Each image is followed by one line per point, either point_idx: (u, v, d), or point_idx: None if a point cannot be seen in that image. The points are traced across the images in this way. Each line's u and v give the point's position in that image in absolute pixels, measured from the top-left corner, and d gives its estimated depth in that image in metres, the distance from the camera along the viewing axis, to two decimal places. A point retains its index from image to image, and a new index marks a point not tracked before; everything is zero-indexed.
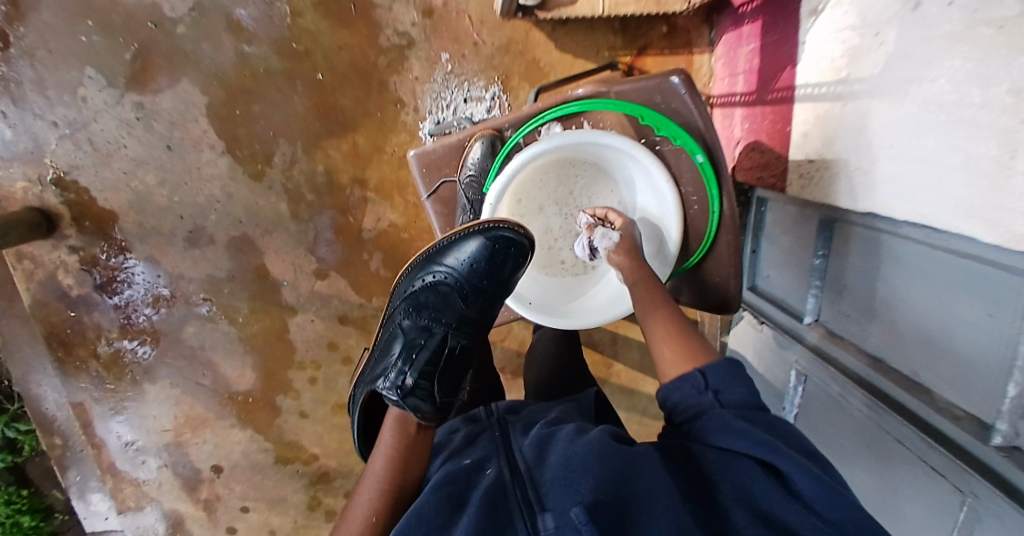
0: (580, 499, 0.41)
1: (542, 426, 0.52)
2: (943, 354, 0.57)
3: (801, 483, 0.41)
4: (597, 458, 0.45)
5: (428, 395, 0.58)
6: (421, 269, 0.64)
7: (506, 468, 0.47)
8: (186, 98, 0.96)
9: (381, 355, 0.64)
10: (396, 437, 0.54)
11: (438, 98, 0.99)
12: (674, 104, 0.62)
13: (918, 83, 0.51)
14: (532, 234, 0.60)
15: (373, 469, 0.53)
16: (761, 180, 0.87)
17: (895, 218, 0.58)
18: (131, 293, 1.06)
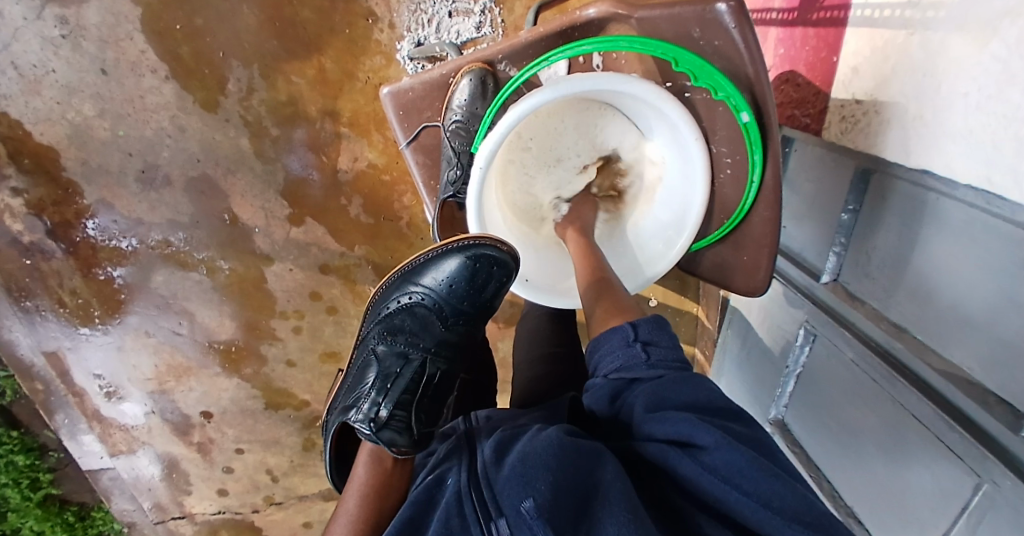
0: (534, 494, 0.35)
1: (508, 428, 0.46)
2: (983, 335, 0.51)
3: (714, 454, 0.37)
4: (557, 455, 0.38)
5: (404, 426, 0.51)
6: (398, 289, 0.61)
7: (465, 473, 0.41)
8: (115, 10, 0.80)
9: (354, 385, 0.58)
10: (371, 473, 0.47)
11: (417, 11, 0.83)
12: (717, 42, 0.49)
13: (1009, 20, 0.40)
14: (516, 252, 0.57)
15: (345, 507, 0.46)
16: (793, 118, 0.76)
17: (953, 179, 0.49)
18: (108, 223, 0.95)
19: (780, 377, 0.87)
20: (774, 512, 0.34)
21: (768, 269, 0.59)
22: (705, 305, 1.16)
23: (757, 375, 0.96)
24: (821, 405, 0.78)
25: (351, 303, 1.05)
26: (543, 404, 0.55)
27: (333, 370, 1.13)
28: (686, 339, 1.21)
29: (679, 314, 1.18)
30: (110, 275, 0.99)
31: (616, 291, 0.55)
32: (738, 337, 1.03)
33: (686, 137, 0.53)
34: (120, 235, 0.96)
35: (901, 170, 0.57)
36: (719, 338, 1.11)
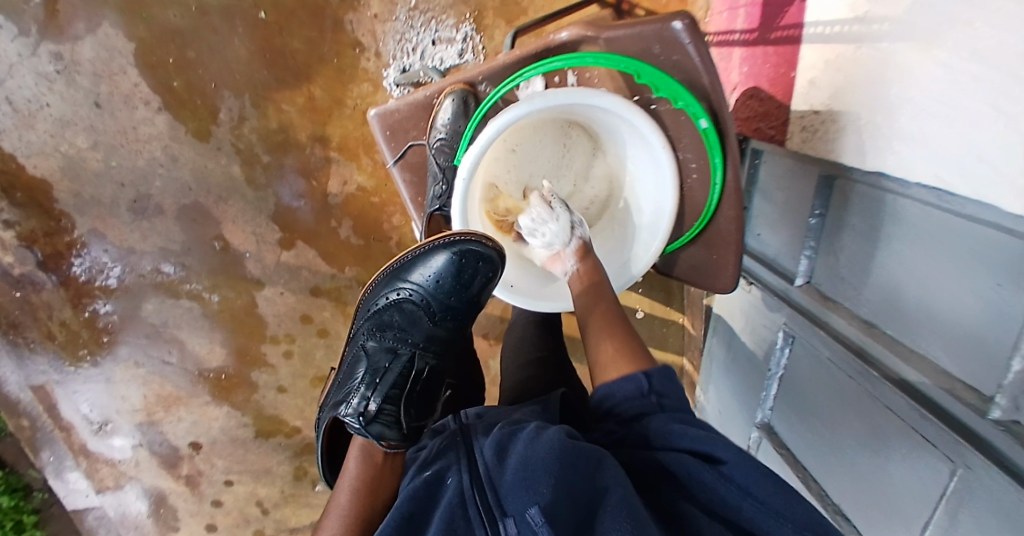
0: (538, 499, 0.36)
1: (504, 426, 0.46)
2: (947, 327, 0.54)
3: (736, 468, 0.41)
4: (559, 460, 0.39)
5: (394, 420, 0.53)
6: (386, 285, 0.61)
7: (467, 475, 0.42)
8: (109, 45, 0.83)
9: (344, 380, 0.60)
10: (362, 467, 0.49)
11: (402, 40, 0.86)
12: (676, 57, 0.53)
13: (952, 27, 0.44)
14: (501, 248, 0.57)
15: (337, 501, 0.48)
16: (759, 131, 0.80)
17: (907, 180, 0.52)
18: (96, 255, 0.96)
19: (764, 380, 0.89)
20: (787, 521, 0.38)
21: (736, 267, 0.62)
22: (691, 315, 1.18)
23: (742, 380, 0.98)
24: (803, 407, 0.80)
25: (342, 326, 1.05)
26: (534, 400, 0.57)
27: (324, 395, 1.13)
28: (675, 350, 1.23)
29: (666, 324, 1.21)
30: (98, 309, 1.00)
31: (620, 326, 0.56)
32: (723, 344, 1.04)
33: (655, 146, 0.56)
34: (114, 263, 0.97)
35: (856, 172, 0.60)
36: (705, 346, 1.13)
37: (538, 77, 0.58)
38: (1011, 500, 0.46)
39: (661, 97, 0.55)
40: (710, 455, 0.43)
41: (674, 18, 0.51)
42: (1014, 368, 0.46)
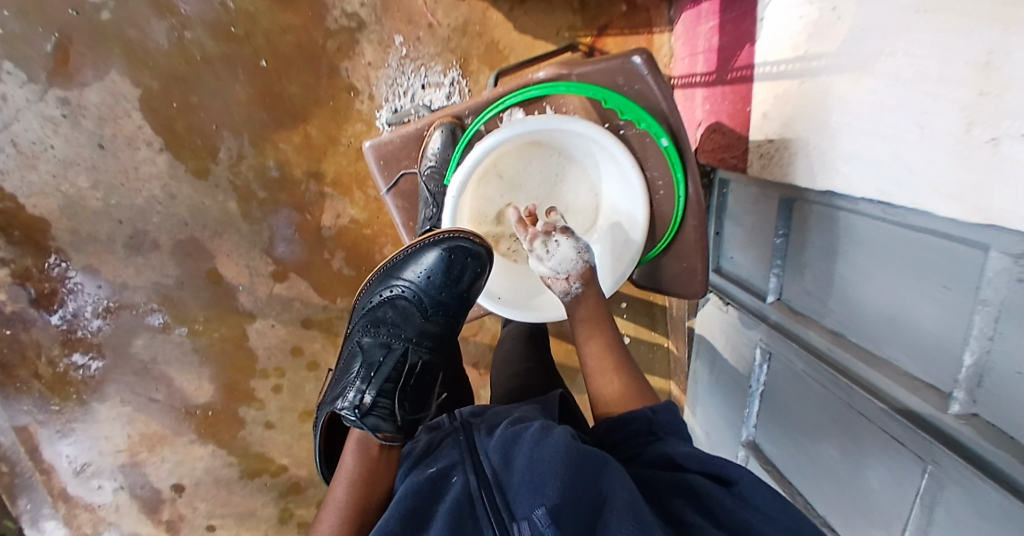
0: (544, 501, 0.38)
1: (508, 426, 0.47)
2: (903, 331, 0.59)
3: (747, 488, 0.46)
4: (564, 463, 0.40)
5: (389, 413, 0.55)
6: (380, 284, 0.64)
7: (473, 475, 0.43)
8: (115, 91, 0.88)
9: (341, 377, 0.61)
10: (358, 460, 0.51)
11: (394, 84, 0.92)
12: (637, 86, 0.59)
13: (879, 58, 0.52)
14: (489, 245, 0.61)
15: (334, 495, 0.49)
16: (724, 161, 0.87)
17: (852, 196, 0.59)
18: (78, 305, 0.98)
19: (747, 397, 0.92)
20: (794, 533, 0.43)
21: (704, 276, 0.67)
22: (674, 338, 1.22)
23: (726, 400, 1.01)
24: (782, 421, 0.82)
25: (332, 358, 1.06)
26: (532, 400, 0.59)
27: None
28: (661, 375, 1.26)
29: (652, 349, 1.24)
30: (69, 364, 1.01)
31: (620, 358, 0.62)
32: (706, 365, 1.08)
33: (626, 166, 0.61)
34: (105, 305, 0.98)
35: (811, 193, 0.67)
36: (690, 369, 1.16)
37: (518, 106, 0.63)
38: (980, 491, 0.49)
39: (626, 121, 0.61)
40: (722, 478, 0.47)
41: (634, 54, 0.59)
42: (966, 362, 0.51)
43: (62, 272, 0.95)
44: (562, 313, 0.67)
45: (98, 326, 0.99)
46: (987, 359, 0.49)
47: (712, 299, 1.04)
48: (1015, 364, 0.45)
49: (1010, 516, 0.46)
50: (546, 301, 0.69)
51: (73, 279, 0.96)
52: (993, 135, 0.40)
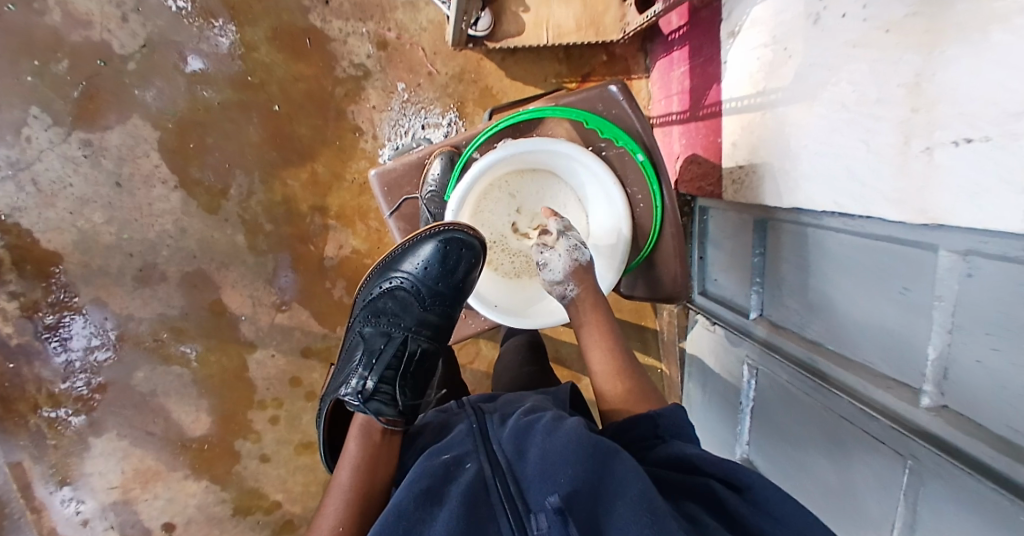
0: (557, 489, 0.39)
1: (520, 417, 0.49)
2: (869, 332, 0.64)
3: (761, 493, 0.46)
4: (576, 450, 0.41)
5: (391, 400, 0.60)
6: (379, 276, 0.68)
7: (487, 461, 0.44)
8: (136, 133, 0.95)
9: (346, 364, 0.67)
10: (361, 446, 0.55)
11: (396, 125, 1.00)
12: (615, 111, 0.68)
13: (824, 89, 0.61)
14: (483, 238, 0.64)
15: (339, 481, 0.54)
16: (702, 189, 0.94)
17: (817, 211, 0.66)
18: (70, 357, 1.01)
19: (739, 414, 0.94)
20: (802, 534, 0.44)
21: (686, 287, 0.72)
22: (668, 364, 1.24)
23: (717, 418, 1.03)
24: (773, 435, 0.84)
25: None
26: (542, 390, 0.61)
27: (309, 463, 1.11)
28: None
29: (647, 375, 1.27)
30: (51, 418, 1.02)
31: (627, 367, 0.65)
32: (698, 386, 1.11)
33: (610, 187, 0.67)
34: (98, 357, 1.02)
35: (779, 211, 0.74)
36: (684, 391, 1.18)
37: (510, 131, 0.69)
38: (960, 481, 0.52)
39: (606, 140, 0.68)
40: (736, 483, 0.48)
41: (610, 83, 0.67)
42: (930, 355, 0.55)
43: (61, 321, 0.99)
44: (563, 315, 0.70)
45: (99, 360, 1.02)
46: (949, 352, 0.53)
47: (700, 321, 1.08)
48: (973, 352, 0.50)
49: (988, 501, 0.48)
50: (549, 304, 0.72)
51: (70, 329, 1.00)
52: (926, 145, 0.49)
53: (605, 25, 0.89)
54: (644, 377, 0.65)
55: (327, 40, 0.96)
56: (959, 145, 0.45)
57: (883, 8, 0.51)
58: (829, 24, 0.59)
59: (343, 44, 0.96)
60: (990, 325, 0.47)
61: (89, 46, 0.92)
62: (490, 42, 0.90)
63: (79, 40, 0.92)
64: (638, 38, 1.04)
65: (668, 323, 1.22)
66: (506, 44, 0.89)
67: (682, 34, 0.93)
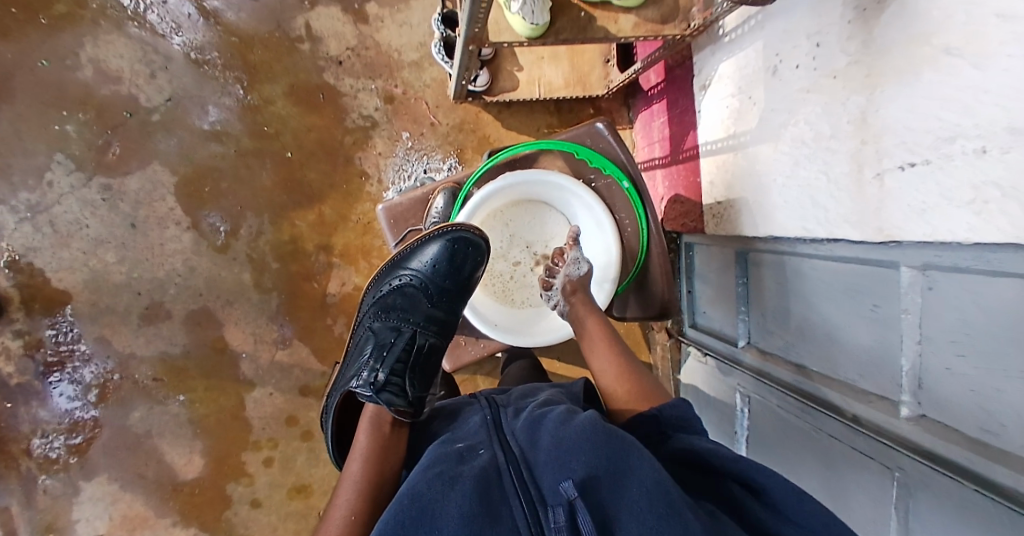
0: (571, 474, 0.41)
1: (532, 412, 0.52)
2: (848, 349, 0.68)
3: (777, 494, 0.45)
4: (589, 439, 0.44)
5: (400, 391, 0.62)
6: (389, 275, 0.73)
7: (501, 451, 0.46)
8: (154, 178, 1.01)
9: (355, 361, 0.69)
10: (372, 437, 0.57)
11: (400, 170, 1.07)
12: (602, 144, 0.74)
13: (786, 129, 0.69)
14: (486, 238, 0.71)
15: (350, 472, 0.54)
16: (686, 226, 1.02)
17: (789, 238, 0.73)
18: (52, 412, 1.02)
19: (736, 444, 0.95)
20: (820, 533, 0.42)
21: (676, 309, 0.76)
22: None
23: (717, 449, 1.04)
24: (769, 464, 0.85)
25: None
26: (550, 386, 0.63)
27: (301, 509, 1.09)
28: None
29: None
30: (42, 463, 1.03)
31: (630, 365, 0.66)
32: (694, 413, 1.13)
33: (600, 215, 0.72)
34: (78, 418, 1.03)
35: (758, 240, 0.81)
36: None
37: (506, 164, 0.76)
38: (945, 488, 0.53)
39: (595, 169, 0.75)
40: (756, 485, 0.46)
41: (597, 121, 0.74)
42: (905, 366, 0.58)
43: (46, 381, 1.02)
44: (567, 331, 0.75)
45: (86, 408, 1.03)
46: (921, 361, 0.56)
47: (692, 353, 1.11)
48: (943, 360, 0.53)
49: (971, 503, 0.49)
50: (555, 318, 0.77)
51: (53, 390, 1.02)
52: (877, 173, 0.55)
53: (591, 82, 0.99)
54: (650, 381, 0.64)
55: (339, 96, 1.05)
56: (905, 169, 0.52)
57: (829, 60, 0.60)
58: (785, 74, 0.68)
59: (353, 99, 1.05)
60: (953, 333, 0.51)
61: (117, 99, 1.00)
62: (488, 96, 0.99)
63: (108, 94, 1.00)
64: (621, 94, 1.14)
65: (662, 359, 1.24)
66: (502, 97, 0.98)
67: (659, 89, 1.03)
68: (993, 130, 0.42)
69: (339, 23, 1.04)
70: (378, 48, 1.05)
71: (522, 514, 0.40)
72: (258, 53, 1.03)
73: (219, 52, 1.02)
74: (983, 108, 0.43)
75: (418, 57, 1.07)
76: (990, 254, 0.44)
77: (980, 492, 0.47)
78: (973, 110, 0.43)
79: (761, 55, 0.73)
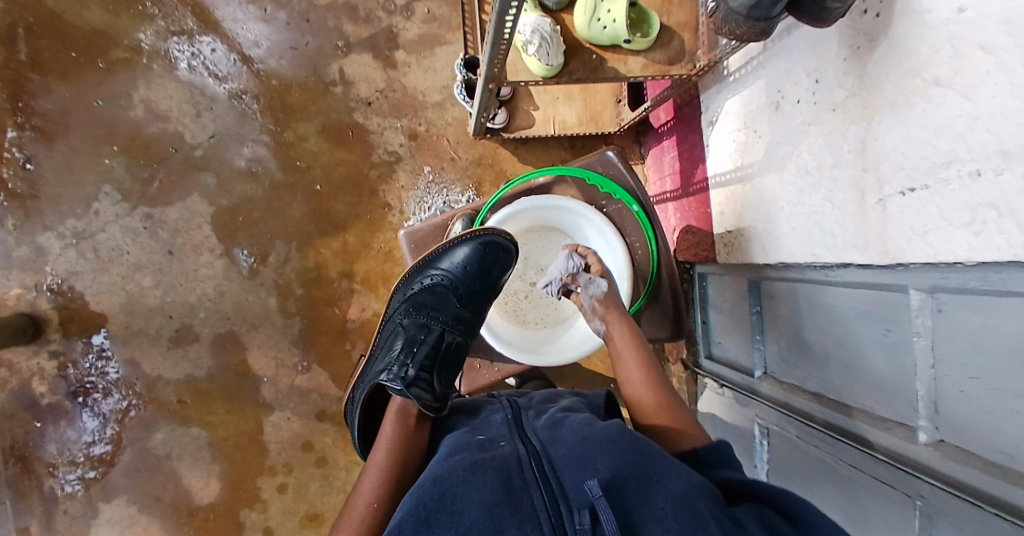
0: (596, 474, 0.43)
1: (555, 412, 0.56)
2: (863, 375, 0.67)
3: (812, 518, 0.43)
4: (614, 442, 0.46)
5: (428, 386, 0.64)
6: (420, 273, 0.76)
7: (524, 447, 0.49)
8: (193, 208, 1.08)
9: (385, 354, 0.72)
10: (397, 428, 0.60)
11: (421, 202, 1.13)
12: (612, 172, 0.79)
13: (790, 160, 0.72)
14: (515, 242, 0.75)
15: (374, 460, 0.57)
16: (698, 255, 1.04)
17: (799, 263, 0.75)
18: (77, 435, 1.06)
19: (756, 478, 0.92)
20: None
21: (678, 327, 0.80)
22: None
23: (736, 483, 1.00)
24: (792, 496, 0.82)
25: (341, 453, 1.09)
26: (569, 394, 0.66)
27: None
28: None
29: None
30: (64, 483, 1.06)
31: (671, 397, 0.65)
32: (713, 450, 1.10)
33: (611, 237, 0.76)
34: (103, 441, 1.06)
35: (768, 267, 0.82)
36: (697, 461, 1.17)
37: (520, 191, 0.80)
38: (966, 515, 0.50)
39: (605, 194, 0.79)
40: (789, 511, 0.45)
41: (607, 149, 0.79)
42: (920, 390, 0.57)
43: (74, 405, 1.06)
44: (584, 351, 0.76)
45: (108, 436, 1.06)
46: (936, 386, 0.55)
47: (709, 385, 1.11)
48: (957, 383, 0.52)
49: (995, 529, 0.46)
50: (569, 340, 0.80)
51: (80, 415, 1.06)
52: (879, 198, 0.58)
53: (604, 120, 1.05)
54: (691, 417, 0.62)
55: (367, 133, 1.12)
56: (905, 194, 0.53)
57: (828, 95, 0.64)
58: (787, 109, 0.72)
59: (380, 136, 1.12)
60: (964, 356, 0.50)
61: (164, 137, 1.08)
62: (506, 133, 1.05)
63: (157, 132, 1.08)
64: (633, 131, 1.19)
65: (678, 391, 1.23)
66: (519, 134, 1.04)
67: (669, 127, 1.08)
68: (985, 154, 0.44)
69: (370, 68, 1.12)
70: (404, 91, 1.13)
71: (542, 503, 0.41)
72: (295, 95, 1.11)
73: (260, 94, 1.10)
74: (975, 134, 0.45)
75: (441, 98, 1.14)
76: (992, 274, 0.45)
77: (1001, 517, 0.45)
78: (965, 137, 0.46)
79: (764, 92, 0.77)
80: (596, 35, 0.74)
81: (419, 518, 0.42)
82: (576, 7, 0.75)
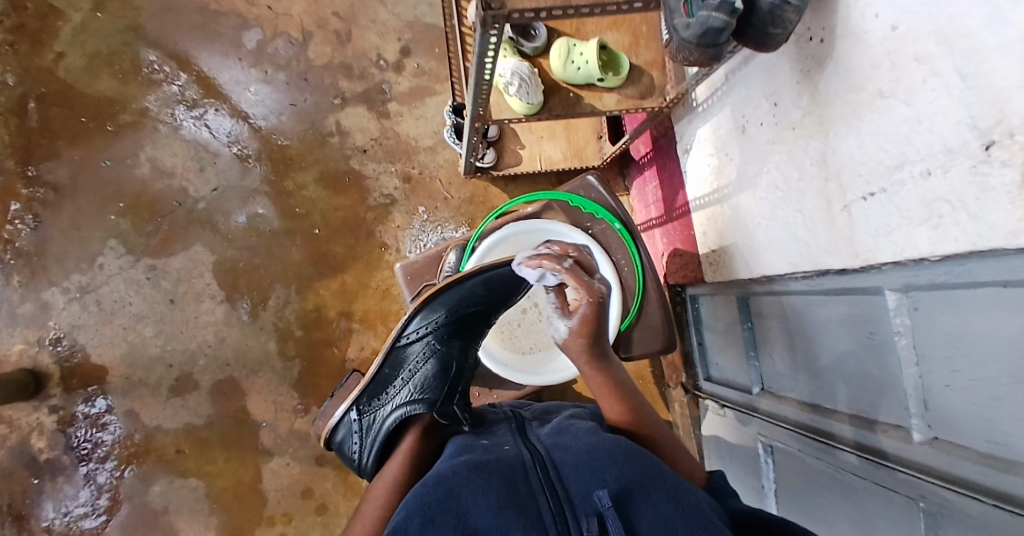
0: (604, 485, 0.43)
1: (557, 422, 0.57)
2: (853, 379, 0.68)
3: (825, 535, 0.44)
4: (621, 454, 0.47)
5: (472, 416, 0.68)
6: (453, 298, 0.73)
7: (529, 454, 0.49)
8: (195, 257, 1.12)
9: (415, 382, 0.70)
10: (412, 443, 0.65)
11: (417, 240, 1.16)
12: (594, 195, 0.83)
13: (761, 178, 0.76)
14: None
15: (386, 475, 0.61)
16: (687, 276, 1.07)
17: (782, 276, 0.77)
18: (74, 496, 1.05)
19: (763, 500, 0.91)
20: None
21: (669, 341, 0.82)
22: None
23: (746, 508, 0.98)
24: (801, 514, 0.80)
25: (342, 499, 1.08)
26: (567, 406, 0.68)
27: None
28: None
29: None
30: None
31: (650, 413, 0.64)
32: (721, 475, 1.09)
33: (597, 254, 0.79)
34: (101, 502, 1.05)
35: (754, 282, 0.85)
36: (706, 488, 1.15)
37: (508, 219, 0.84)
38: (963, 512, 0.49)
39: (589, 215, 0.83)
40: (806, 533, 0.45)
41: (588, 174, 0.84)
42: (908, 386, 0.57)
43: (72, 462, 1.05)
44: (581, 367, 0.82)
45: (105, 497, 1.05)
46: (922, 382, 0.55)
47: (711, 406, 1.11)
48: (942, 377, 0.53)
49: (993, 521, 0.46)
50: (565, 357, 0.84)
51: (77, 473, 1.05)
52: (844, 205, 0.61)
53: (587, 154, 1.10)
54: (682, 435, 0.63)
55: (363, 179, 1.17)
56: (867, 198, 0.57)
57: (788, 114, 0.68)
58: (753, 131, 0.77)
59: (375, 180, 1.18)
60: (947, 349, 0.51)
61: (169, 191, 1.13)
62: (496, 170, 1.10)
63: (162, 188, 1.13)
64: (616, 164, 1.25)
65: (681, 416, 1.22)
66: (508, 171, 1.09)
67: (649, 157, 1.14)
68: (933, 153, 0.47)
69: (365, 119, 1.19)
70: (397, 138, 1.19)
71: (548, 511, 0.42)
72: (295, 147, 1.17)
73: (260, 147, 1.16)
74: (920, 136, 0.49)
75: (432, 143, 1.20)
76: (956, 266, 0.47)
77: (996, 508, 0.45)
78: (912, 141, 0.50)
79: (730, 118, 0.82)
80: (572, 76, 0.81)
81: (424, 518, 0.42)
82: (552, 51, 0.81)
